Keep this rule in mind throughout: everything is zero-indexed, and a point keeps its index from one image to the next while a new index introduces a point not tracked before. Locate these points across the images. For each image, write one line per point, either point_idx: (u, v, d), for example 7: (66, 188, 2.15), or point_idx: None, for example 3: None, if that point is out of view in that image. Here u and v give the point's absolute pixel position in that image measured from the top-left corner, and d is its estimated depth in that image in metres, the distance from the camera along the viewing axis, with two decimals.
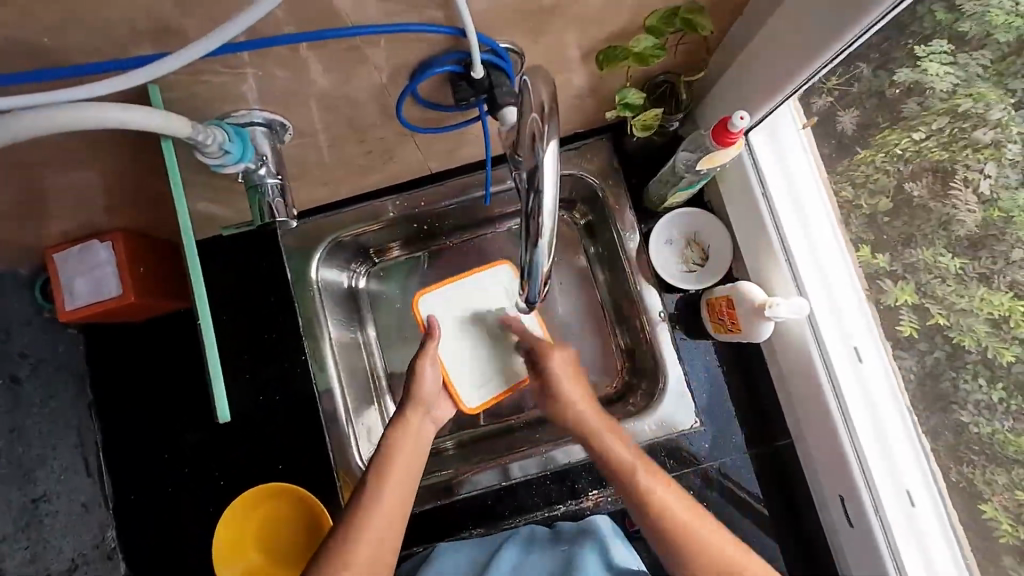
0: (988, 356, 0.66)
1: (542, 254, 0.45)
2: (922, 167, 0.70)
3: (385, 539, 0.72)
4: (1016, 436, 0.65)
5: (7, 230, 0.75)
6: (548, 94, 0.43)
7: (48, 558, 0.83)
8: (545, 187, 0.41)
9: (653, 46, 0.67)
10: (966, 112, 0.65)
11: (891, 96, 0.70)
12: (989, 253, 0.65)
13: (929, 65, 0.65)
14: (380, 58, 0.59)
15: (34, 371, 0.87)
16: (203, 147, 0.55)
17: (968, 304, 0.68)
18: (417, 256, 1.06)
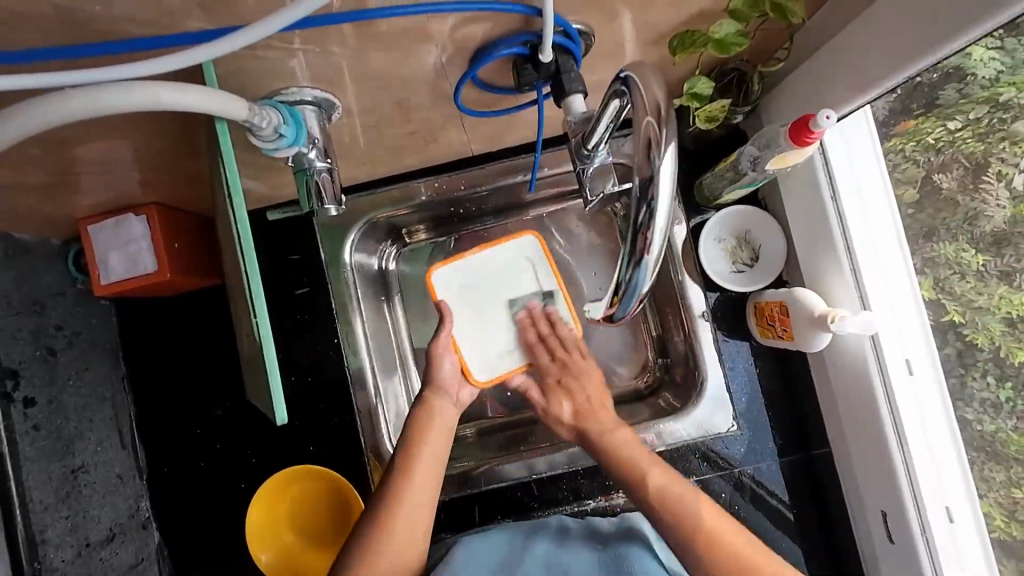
0: (999, 356, 0.68)
1: (648, 271, 0.41)
2: (954, 158, 0.68)
3: (419, 518, 0.75)
4: (1019, 435, 0.67)
5: (40, 201, 0.72)
6: (664, 93, 0.39)
7: (87, 528, 0.82)
8: (662, 199, 0.38)
9: (736, 33, 0.62)
10: (1007, 102, 0.62)
11: (926, 81, 0.65)
12: (1012, 250, 0.64)
13: (975, 50, 0.58)
14: (444, 36, 0.55)
15: (69, 343, 0.85)
16: (257, 130, 0.51)
17: (985, 302, 0.68)
18: (443, 240, 1.02)
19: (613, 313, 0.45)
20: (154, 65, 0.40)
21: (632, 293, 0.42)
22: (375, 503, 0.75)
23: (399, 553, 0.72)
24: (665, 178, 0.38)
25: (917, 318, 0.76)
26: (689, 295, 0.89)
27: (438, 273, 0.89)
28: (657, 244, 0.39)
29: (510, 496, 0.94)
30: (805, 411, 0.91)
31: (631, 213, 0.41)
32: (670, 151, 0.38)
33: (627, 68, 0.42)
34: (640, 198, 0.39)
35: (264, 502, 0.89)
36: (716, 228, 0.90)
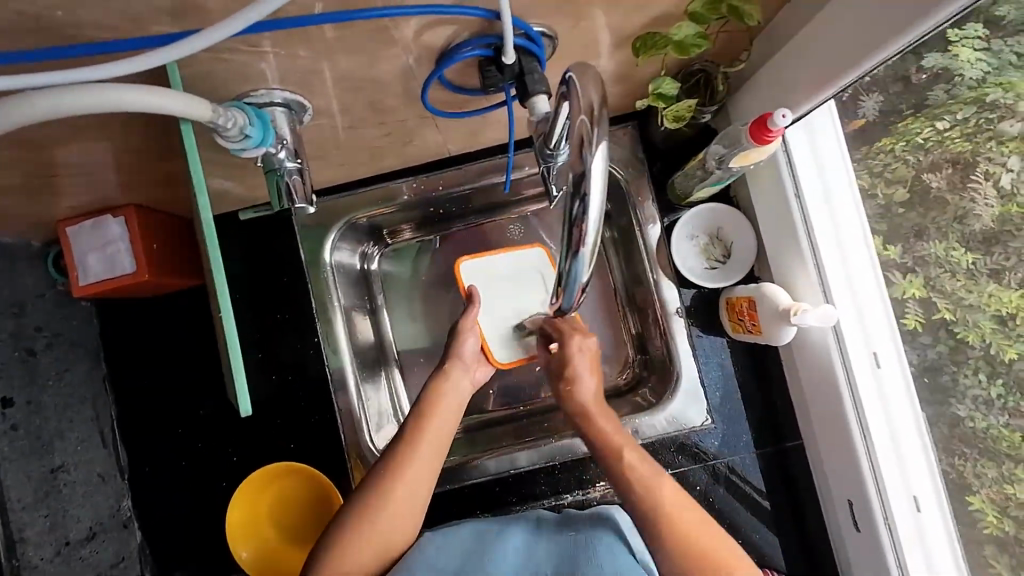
0: (990, 353, 0.68)
1: (586, 262, 0.42)
2: (943, 158, 0.69)
3: (416, 492, 0.73)
4: (1009, 431, 0.67)
5: (18, 203, 0.73)
6: (600, 92, 0.41)
7: (67, 527, 0.82)
8: (592, 193, 0.40)
9: (693, 35, 0.64)
10: (994, 102, 0.62)
11: (917, 80, 0.67)
12: (1002, 250, 0.65)
13: (961, 50, 0.61)
14: (408, 40, 0.56)
15: (48, 345, 0.86)
16: (223, 131, 0.52)
17: (976, 300, 0.68)
18: (428, 239, 1.03)
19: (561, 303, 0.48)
20: (119, 65, 0.41)
21: (572, 283, 0.44)
22: (380, 473, 0.74)
23: (391, 526, 0.71)
24: (596, 173, 0.39)
25: (881, 312, 0.78)
26: (665, 293, 0.91)
27: (466, 267, 0.99)
28: (590, 235, 0.41)
29: (489, 491, 0.96)
30: (778, 403, 0.93)
31: (566, 208, 0.42)
32: (601, 146, 0.40)
33: (570, 69, 0.43)
34: (571, 193, 0.40)
35: (245, 505, 0.90)
36: (689, 227, 0.92)
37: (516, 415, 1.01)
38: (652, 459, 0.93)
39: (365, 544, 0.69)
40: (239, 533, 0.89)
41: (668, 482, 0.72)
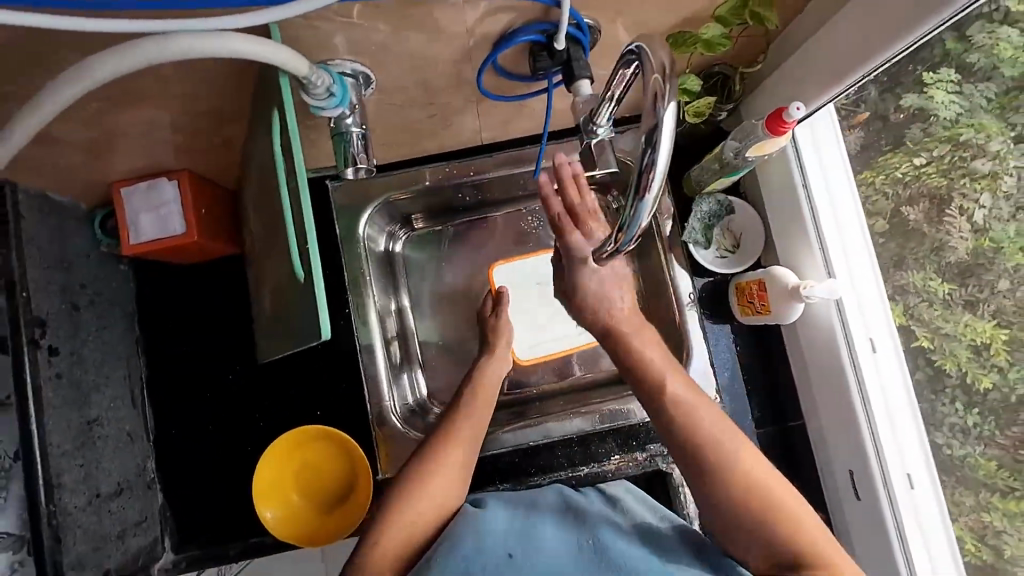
0: (966, 381, 0.75)
1: (648, 208, 0.49)
2: (920, 193, 0.78)
3: (460, 464, 0.75)
4: (985, 460, 0.74)
5: (86, 159, 0.77)
6: (671, 55, 0.46)
7: (98, 479, 0.83)
8: (662, 146, 0.46)
9: (720, 35, 0.72)
10: (966, 141, 0.71)
11: (895, 119, 0.78)
12: (976, 283, 0.73)
13: (935, 93, 0.72)
14: (475, 21, 0.64)
15: (91, 302, 0.89)
16: (311, 88, 0.58)
17: (953, 329, 0.76)
18: (439, 229, 1.11)
19: (619, 244, 0.55)
20: (242, 17, 0.48)
21: (633, 227, 0.51)
22: (429, 446, 0.76)
23: (442, 490, 0.72)
24: (667, 130, 0.45)
25: (876, 298, 0.85)
26: (677, 276, 0.98)
27: (499, 269, 1.08)
28: (655, 184, 0.47)
29: (508, 462, 0.99)
30: (781, 387, 1.00)
31: (635, 157, 0.48)
32: (670, 104, 0.46)
33: (635, 42, 0.49)
34: (643, 145, 0.46)
35: (285, 460, 0.94)
36: (702, 219, 0.99)
37: (528, 397, 1.06)
38: None
39: (419, 512, 0.69)
40: (270, 487, 0.92)
41: (716, 414, 0.66)
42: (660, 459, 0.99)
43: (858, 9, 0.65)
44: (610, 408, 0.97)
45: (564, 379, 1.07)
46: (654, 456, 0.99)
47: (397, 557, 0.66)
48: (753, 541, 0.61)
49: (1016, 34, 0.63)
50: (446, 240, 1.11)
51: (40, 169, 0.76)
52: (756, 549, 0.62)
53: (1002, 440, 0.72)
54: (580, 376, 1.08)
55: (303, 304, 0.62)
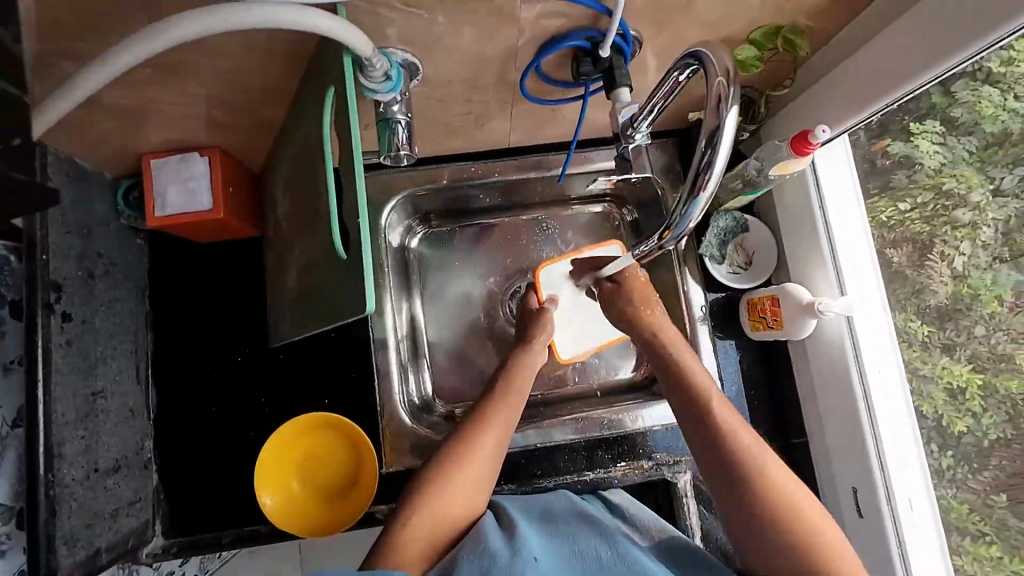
0: (941, 424, 0.82)
1: (700, 206, 0.54)
2: (904, 237, 0.85)
3: (483, 467, 0.79)
4: (956, 504, 0.81)
5: (124, 127, 0.77)
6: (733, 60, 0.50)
7: (98, 453, 0.81)
8: (722, 147, 0.50)
9: (753, 57, 0.76)
10: (949, 191, 0.78)
11: (882, 164, 0.86)
12: (954, 326, 0.79)
13: (921, 142, 0.80)
14: (528, 23, 0.66)
15: (106, 272, 0.88)
16: (369, 69, 0.60)
17: (930, 370, 0.83)
18: (455, 228, 1.11)
19: (664, 240, 0.61)
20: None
21: (683, 224, 0.57)
22: (455, 445, 0.80)
23: (474, 477, 0.78)
24: (728, 132, 0.50)
25: (884, 320, 0.88)
26: (690, 292, 1.01)
27: (544, 273, 1.04)
28: (711, 184, 0.52)
29: (514, 464, 0.99)
30: (786, 405, 1.01)
31: (695, 158, 0.52)
32: (731, 107, 0.50)
33: (698, 47, 0.53)
34: (703, 145, 0.50)
35: (285, 449, 0.92)
36: (720, 235, 1.00)
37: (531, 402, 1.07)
38: (670, 444, 1.00)
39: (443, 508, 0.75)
40: (268, 477, 0.89)
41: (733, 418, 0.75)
42: (666, 467, 0.99)
43: (881, 44, 0.69)
44: (609, 416, 1.00)
45: (571, 386, 1.08)
46: (659, 464, 0.99)
47: (427, 539, 0.73)
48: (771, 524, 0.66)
49: (997, 93, 0.70)
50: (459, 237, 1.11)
51: (75, 133, 0.75)
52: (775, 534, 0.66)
53: (974, 485, 0.79)
54: (587, 384, 1.09)
55: (343, 280, 0.62)
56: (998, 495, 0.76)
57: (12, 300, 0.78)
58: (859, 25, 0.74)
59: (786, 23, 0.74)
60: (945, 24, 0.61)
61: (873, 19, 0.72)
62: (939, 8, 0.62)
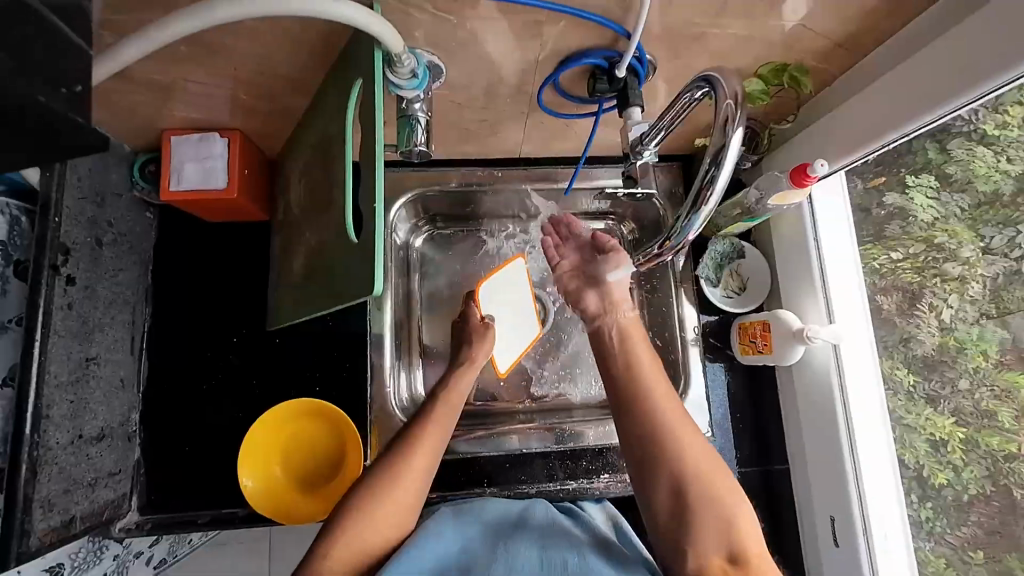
0: (923, 476, 0.84)
1: (701, 220, 0.57)
2: (896, 285, 0.87)
3: (411, 491, 0.76)
4: (933, 557, 0.83)
5: (151, 102, 0.79)
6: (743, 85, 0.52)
7: (84, 420, 0.80)
8: (726, 165, 0.53)
9: (760, 91, 0.80)
10: (940, 244, 0.81)
11: (877, 213, 0.89)
12: (939, 378, 0.81)
13: (916, 195, 0.83)
14: (551, 38, 0.69)
15: (114, 241, 0.89)
16: (397, 66, 0.62)
17: (914, 421, 0.85)
18: (459, 231, 1.13)
19: (666, 250, 0.64)
20: None
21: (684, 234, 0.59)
22: (380, 469, 0.78)
23: (407, 488, 0.76)
24: (733, 152, 0.52)
25: (870, 351, 0.90)
26: (684, 313, 1.04)
27: (482, 290, 1.09)
28: (713, 200, 0.55)
29: (498, 467, 0.99)
30: (769, 431, 1.03)
31: (699, 173, 0.55)
32: (737, 129, 0.52)
33: (711, 71, 0.57)
34: (709, 162, 0.53)
35: (271, 434, 0.91)
36: (715, 260, 1.04)
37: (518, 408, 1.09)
38: None
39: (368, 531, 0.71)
40: (253, 461, 0.89)
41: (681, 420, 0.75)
42: None
43: (880, 89, 0.73)
44: (595, 429, 1.03)
45: (560, 396, 1.09)
46: None
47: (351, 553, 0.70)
48: (709, 535, 0.68)
49: (990, 155, 0.73)
50: (464, 239, 1.13)
51: (104, 102, 0.78)
52: (713, 545, 0.67)
53: (951, 539, 0.81)
54: (577, 395, 1.10)
55: (349, 263, 0.64)
56: (975, 552, 0.78)
57: (19, 259, 0.79)
58: (863, 69, 0.78)
59: (793, 62, 0.78)
60: (937, 74, 0.65)
61: (874, 65, 0.76)
62: (931, 58, 0.65)
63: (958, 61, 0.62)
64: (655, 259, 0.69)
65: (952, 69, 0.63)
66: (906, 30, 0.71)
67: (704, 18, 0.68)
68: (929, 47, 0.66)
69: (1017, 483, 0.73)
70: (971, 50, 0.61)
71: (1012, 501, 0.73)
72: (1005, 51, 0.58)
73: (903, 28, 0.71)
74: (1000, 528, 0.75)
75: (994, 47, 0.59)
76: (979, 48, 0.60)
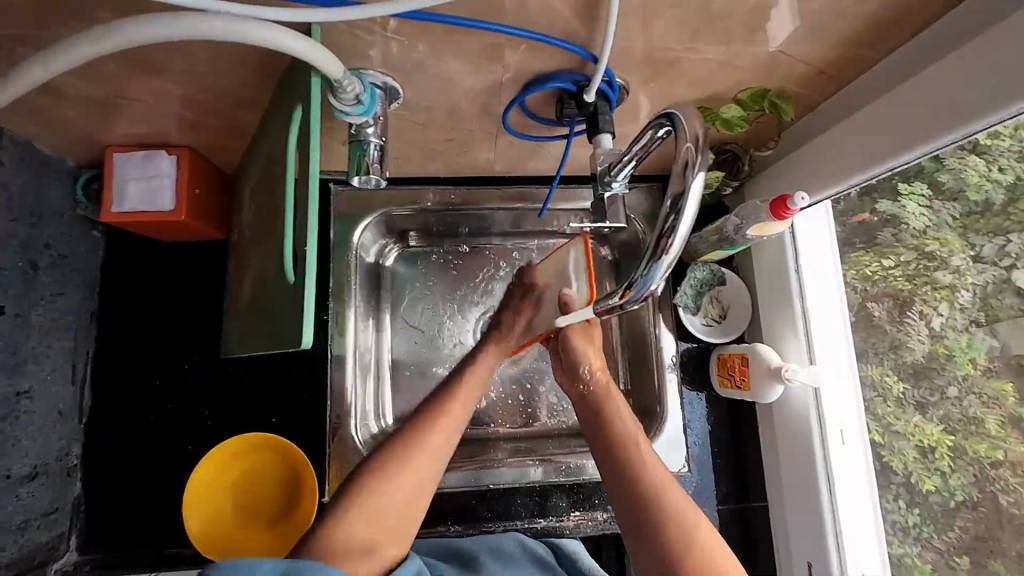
0: (912, 481, 0.79)
1: (663, 269, 0.52)
2: (886, 291, 0.82)
3: (395, 518, 0.68)
4: (920, 563, 0.79)
5: (88, 118, 0.74)
6: (705, 127, 0.48)
7: (13, 459, 0.75)
8: (686, 213, 0.48)
9: (739, 117, 0.76)
10: (931, 253, 0.75)
11: (869, 220, 0.82)
12: (928, 385, 0.77)
13: (909, 202, 0.76)
14: (514, 61, 0.65)
15: (53, 264, 0.83)
16: (340, 91, 0.58)
17: (903, 428, 0.80)
18: (433, 248, 1.07)
19: (624, 302, 0.58)
20: (299, 14, 0.46)
21: (644, 285, 0.54)
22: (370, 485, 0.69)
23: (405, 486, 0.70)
24: (694, 198, 0.48)
25: (851, 380, 0.87)
26: (663, 341, 0.99)
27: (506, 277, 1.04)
28: (676, 249, 0.50)
29: (464, 502, 0.95)
30: (748, 468, 0.99)
31: (660, 220, 0.51)
32: (700, 173, 0.48)
33: (672, 107, 0.53)
34: (670, 210, 0.48)
35: (206, 499, 0.85)
36: (697, 285, 0.98)
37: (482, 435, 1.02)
38: None
39: (353, 527, 0.65)
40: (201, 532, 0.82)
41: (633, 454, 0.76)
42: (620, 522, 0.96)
43: (865, 121, 0.69)
44: (570, 461, 0.97)
45: (534, 425, 1.03)
46: (614, 518, 0.96)
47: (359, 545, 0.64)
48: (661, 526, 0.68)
49: (982, 164, 0.66)
50: (440, 259, 1.07)
51: (34, 117, 0.72)
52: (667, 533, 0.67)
53: (938, 544, 0.77)
54: (553, 423, 1.03)
55: (290, 305, 0.60)
56: (960, 558, 0.74)
57: None
58: (848, 95, 0.73)
59: (774, 87, 0.74)
60: (929, 108, 0.61)
61: (859, 91, 0.72)
62: (924, 91, 0.61)
63: (954, 95, 0.58)
64: (611, 311, 0.63)
65: (945, 102, 0.59)
66: (894, 55, 0.67)
67: (679, 43, 0.64)
68: (922, 77, 0.62)
69: (1003, 490, 0.69)
70: (965, 85, 0.57)
71: (998, 508, 0.70)
72: (1002, 85, 0.54)
73: (889, 55, 0.67)
74: (985, 533, 0.72)
75: (990, 81, 0.55)
76: (974, 83, 0.56)
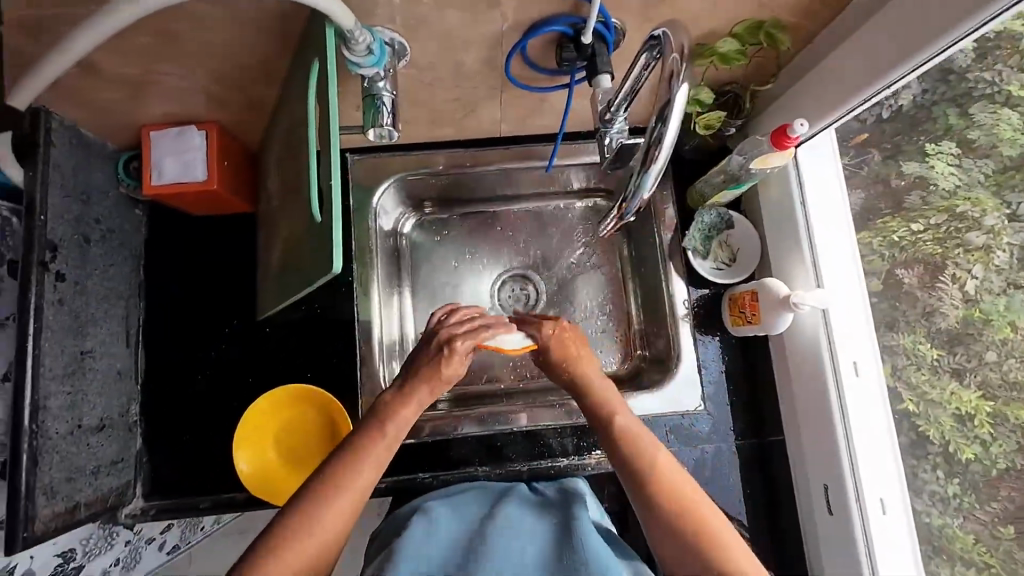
0: (950, 449, 0.77)
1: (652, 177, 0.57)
2: (915, 257, 0.81)
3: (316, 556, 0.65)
4: (961, 533, 0.77)
5: (126, 98, 0.81)
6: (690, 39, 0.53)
7: (83, 411, 0.84)
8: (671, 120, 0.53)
9: (736, 50, 0.78)
10: (962, 213, 0.75)
11: (897, 185, 0.83)
12: (965, 351, 0.75)
13: (937, 163, 0.77)
14: (511, 7, 0.68)
15: (103, 238, 0.91)
16: (352, 42, 0.62)
17: (938, 396, 0.78)
18: (443, 215, 1.12)
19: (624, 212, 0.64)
20: None
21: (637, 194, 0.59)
22: (255, 553, 0.64)
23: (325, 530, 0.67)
24: (678, 104, 0.52)
25: (864, 314, 0.88)
26: (675, 288, 1.01)
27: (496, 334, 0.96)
28: (661, 157, 0.55)
29: (491, 445, 1.00)
30: (766, 408, 1.01)
31: (648, 131, 0.55)
32: (683, 85, 0.53)
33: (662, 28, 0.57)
34: (655, 118, 0.53)
35: (254, 454, 0.93)
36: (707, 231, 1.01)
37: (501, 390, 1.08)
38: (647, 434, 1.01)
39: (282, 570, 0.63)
40: (269, 490, 0.91)
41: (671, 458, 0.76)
42: None
43: (855, 46, 0.72)
44: None
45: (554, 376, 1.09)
46: None
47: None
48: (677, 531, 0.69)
49: (1016, 117, 0.68)
50: (449, 224, 1.12)
51: (79, 99, 0.79)
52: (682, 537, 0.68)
53: (981, 515, 0.75)
54: None
55: (320, 244, 0.65)
56: (1006, 527, 0.72)
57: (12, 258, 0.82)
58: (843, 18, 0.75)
59: (769, 18, 0.75)
60: (912, 24, 0.63)
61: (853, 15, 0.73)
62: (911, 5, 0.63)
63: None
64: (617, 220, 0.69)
65: (930, 16, 0.61)
66: None
67: None
68: None
69: None
70: None
71: None
72: None
73: None
74: None
75: None
76: None
